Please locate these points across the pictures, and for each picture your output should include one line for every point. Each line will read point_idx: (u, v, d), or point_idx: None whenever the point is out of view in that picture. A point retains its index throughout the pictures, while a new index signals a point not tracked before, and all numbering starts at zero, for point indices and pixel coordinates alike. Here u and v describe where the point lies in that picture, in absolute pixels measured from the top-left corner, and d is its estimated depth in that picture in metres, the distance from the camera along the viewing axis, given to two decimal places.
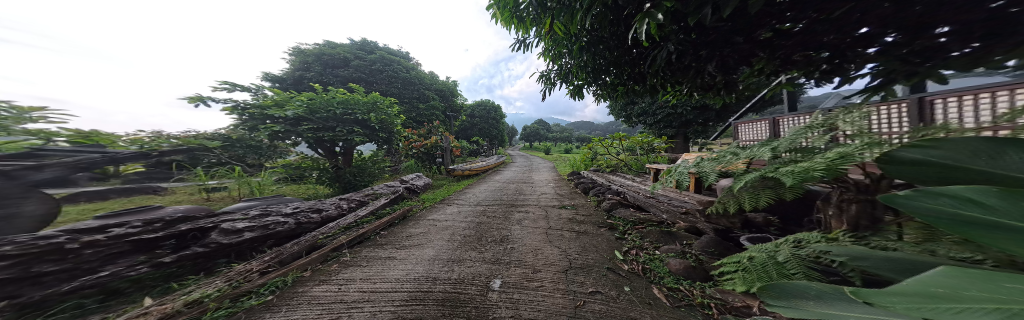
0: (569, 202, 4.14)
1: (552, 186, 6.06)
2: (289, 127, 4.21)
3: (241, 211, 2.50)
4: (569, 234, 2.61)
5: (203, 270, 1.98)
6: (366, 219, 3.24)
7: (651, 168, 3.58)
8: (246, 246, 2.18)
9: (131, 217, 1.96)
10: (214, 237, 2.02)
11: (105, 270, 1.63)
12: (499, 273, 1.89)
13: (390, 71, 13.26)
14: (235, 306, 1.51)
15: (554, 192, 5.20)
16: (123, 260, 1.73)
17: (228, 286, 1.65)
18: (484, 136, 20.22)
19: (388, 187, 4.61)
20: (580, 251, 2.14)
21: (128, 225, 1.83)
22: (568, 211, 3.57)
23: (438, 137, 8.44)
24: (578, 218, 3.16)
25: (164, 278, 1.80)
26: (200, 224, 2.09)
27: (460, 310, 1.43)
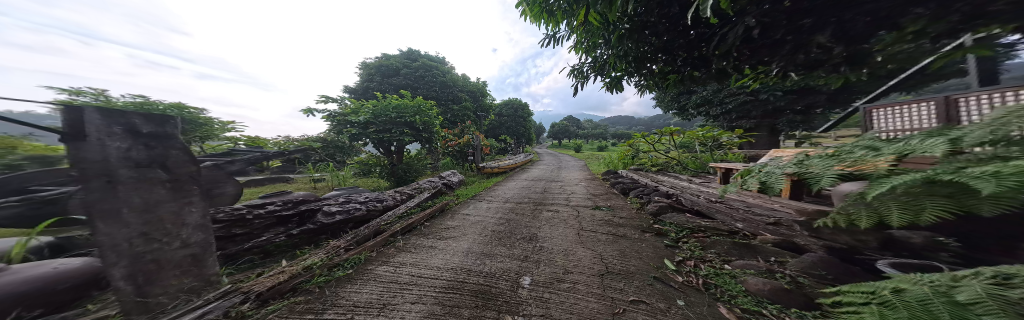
0: (607, 203, 3.84)
1: (585, 185, 5.74)
2: (360, 130, 5.12)
3: (334, 198, 3.18)
4: (605, 237, 2.42)
5: (311, 243, 2.55)
6: (413, 210, 3.68)
7: (717, 167, 3.01)
8: (336, 226, 2.74)
9: (276, 199, 2.76)
10: (320, 217, 2.61)
11: (263, 236, 2.29)
12: (527, 270, 1.91)
13: (431, 76, 14.67)
14: (329, 275, 1.90)
15: (589, 192, 4.91)
16: (274, 230, 2.40)
17: (326, 258, 2.09)
18: (514, 134, 20.50)
19: (430, 181, 5.11)
20: (618, 255, 1.97)
21: (275, 204, 2.54)
22: (606, 212, 3.31)
23: (471, 136, 8.96)
24: (616, 221, 2.91)
25: (292, 246, 2.42)
26: (311, 206, 2.69)
27: (492, 303, 1.48)
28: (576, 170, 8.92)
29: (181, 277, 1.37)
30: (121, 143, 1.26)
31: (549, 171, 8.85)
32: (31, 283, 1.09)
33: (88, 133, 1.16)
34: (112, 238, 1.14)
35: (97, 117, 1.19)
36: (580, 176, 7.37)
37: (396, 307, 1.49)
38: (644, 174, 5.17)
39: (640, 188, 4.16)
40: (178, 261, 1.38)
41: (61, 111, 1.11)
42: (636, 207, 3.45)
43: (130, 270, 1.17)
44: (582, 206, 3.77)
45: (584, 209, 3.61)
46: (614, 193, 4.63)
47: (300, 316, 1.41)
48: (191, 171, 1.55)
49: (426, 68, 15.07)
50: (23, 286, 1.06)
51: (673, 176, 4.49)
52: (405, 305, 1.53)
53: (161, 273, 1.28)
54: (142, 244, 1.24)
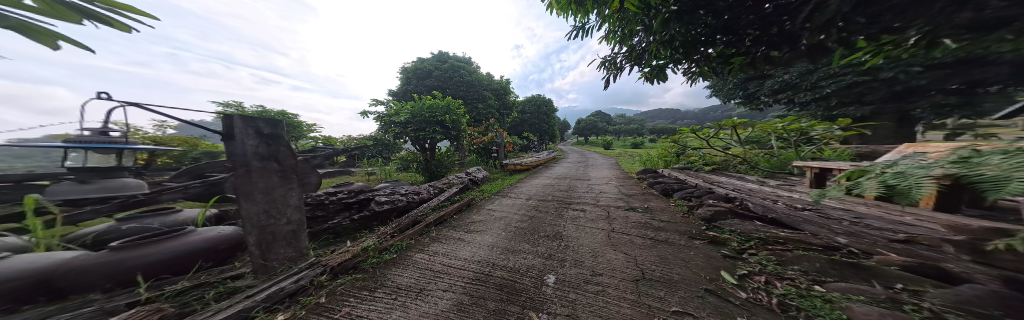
0: (646, 204, 3.51)
1: (616, 185, 5.37)
2: (400, 129, 5.68)
3: (381, 189, 3.60)
4: (641, 241, 2.22)
5: (365, 228, 2.94)
6: (444, 204, 3.93)
7: (811, 167, 2.40)
8: (384, 215, 3.10)
9: (339, 189, 3.25)
10: (372, 206, 2.99)
11: (332, 220, 2.75)
12: (551, 269, 1.88)
13: (458, 76, 15.37)
14: (379, 257, 2.16)
15: (623, 192, 4.55)
16: (339, 215, 2.85)
17: (377, 242, 2.37)
18: (537, 131, 20.30)
19: (458, 177, 5.38)
20: (658, 262, 1.78)
21: (339, 193, 3.01)
22: (643, 214, 3.03)
23: (495, 134, 9.13)
24: (655, 224, 2.64)
25: (352, 229, 2.84)
26: (365, 196, 3.10)
27: (516, 297, 1.50)
28: (607, 168, 8.36)
29: (288, 247, 1.79)
30: (254, 140, 1.54)
31: (577, 169, 8.47)
32: (208, 242, 1.84)
33: (234, 133, 1.45)
34: (246, 213, 1.52)
35: (238, 122, 1.46)
36: (612, 175, 6.88)
37: (429, 293, 1.62)
38: (692, 174, 4.60)
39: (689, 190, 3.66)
40: (284, 235, 1.75)
41: (221, 118, 1.43)
42: (684, 210, 3.06)
43: (258, 238, 1.59)
44: (614, 207, 3.52)
45: (616, 209, 3.37)
46: (654, 194, 4.19)
47: (357, 292, 1.65)
48: (298, 162, 1.79)
49: (454, 69, 15.72)
50: (200, 245, 1.78)
51: (731, 177, 3.85)
52: (437, 291, 1.65)
53: (276, 244, 1.70)
54: (265, 219, 1.62)
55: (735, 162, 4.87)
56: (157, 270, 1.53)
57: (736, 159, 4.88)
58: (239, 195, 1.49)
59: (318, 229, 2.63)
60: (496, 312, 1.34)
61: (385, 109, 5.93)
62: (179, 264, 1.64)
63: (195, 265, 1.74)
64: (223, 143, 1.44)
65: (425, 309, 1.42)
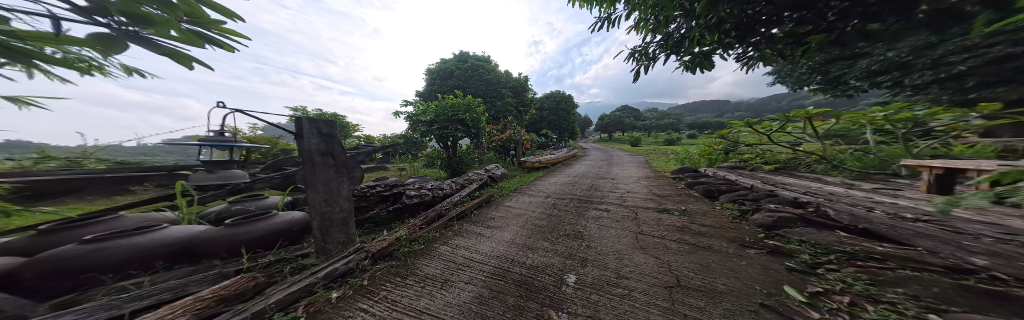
0: (685, 207, 3.19)
1: (643, 184, 5.04)
2: (426, 127, 6.04)
3: (411, 184, 3.87)
4: (677, 246, 2.02)
5: (397, 219, 3.20)
6: (465, 199, 4.07)
7: (940, 169, 1.85)
8: (413, 208, 3.33)
9: (375, 183, 3.57)
10: (403, 199, 3.24)
11: (371, 210, 3.04)
12: (572, 269, 1.82)
13: (477, 75, 15.71)
14: (409, 247, 2.33)
15: (656, 192, 4.19)
16: (377, 206, 3.14)
17: (408, 233, 2.56)
18: (555, 128, 19.79)
19: (478, 173, 5.52)
20: (698, 269, 1.60)
21: (376, 186, 3.31)
22: (681, 217, 2.77)
23: (513, 132, 9.12)
24: (696, 229, 2.38)
25: (388, 220, 3.12)
26: (398, 190, 3.36)
27: (535, 294, 1.50)
28: (633, 167, 7.84)
29: (341, 233, 2.01)
30: (317, 139, 1.75)
31: (602, 167, 8.06)
32: (291, 225, 2.24)
33: (303, 133, 1.66)
34: (311, 202, 1.76)
35: (306, 123, 1.67)
36: (642, 173, 6.40)
37: (452, 284, 1.70)
38: (750, 174, 4.05)
39: (742, 193, 3.17)
40: (337, 222, 1.98)
41: (293, 120, 1.65)
42: (735, 216, 2.68)
43: (319, 224, 1.84)
44: (644, 208, 3.28)
45: (647, 211, 3.15)
46: (694, 196, 3.77)
47: (391, 278, 1.81)
48: (349, 158, 1.97)
49: (474, 68, 16.07)
50: (284, 226, 2.16)
51: (798, 179, 3.27)
52: (459, 283, 1.72)
53: (333, 229, 1.95)
54: (324, 207, 1.86)
55: (807, 160, 4.28)
56: (252, 245, 1.93)
57: (811, 157, 4.28)
58: (305, 186, 1.71)
59: (360, 218, 2.94)
60: (515, 307, 1.36)
61: (413, 109, 6.36)
62: (267, 241, 2.05)
63: (277, 243, 2.12)
64: (294, 141, 1.66)
65: (448, 300, 1.48)
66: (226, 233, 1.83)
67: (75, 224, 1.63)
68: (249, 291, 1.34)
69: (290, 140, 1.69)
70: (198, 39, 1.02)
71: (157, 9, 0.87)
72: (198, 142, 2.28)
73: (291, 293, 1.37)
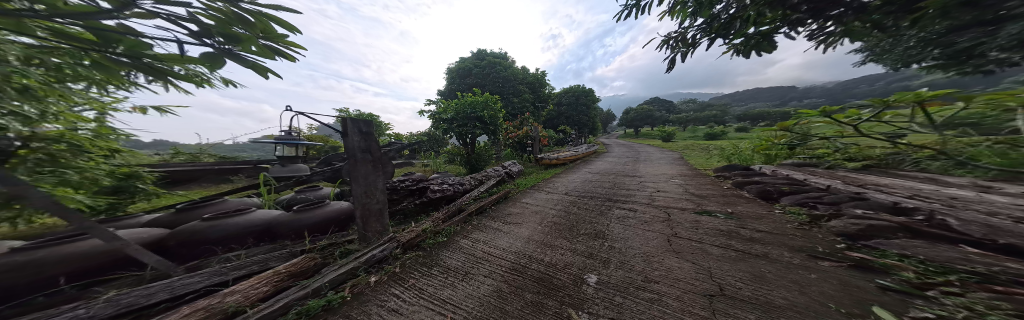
0: (731, 209, 2.84)
1: (673, 183, 4.65)
2: (446, 125, 6.32)
3: (435, 179, 4.08)
4: (720, 252, 1.82)
5: (424, 212, 3.42)
6: (484, 195, 4.16)
7: None
8: (437, 201, 3.51)
9: (405, 178, 3.84)
10: (429, 194, 3.44)
11: (402, 203, 3.32)
12: (593, 268, 1.76)
13: (494, 73, 15.80)
14: (434, 239, 2.47)
15: (695, 193, 3.79)
16: (406, 200, 3.41)
17: (433, 225, 2.70)
18: (574, 123, 19.09)
19: (496, 170, 5.58)
20: (747, 279, 1.41)
21: (406, 181, 3.57)
22: (727, 221, 2.48)
23: (529, 128, 8.99)
24: (746, 235, 2.11)
25: (416, 212, 3.35)
26: (424, 185, 3.59)
27: (554, 292, 1.47)
28: (661, 165, 7.23)
29: (377, 222, 2.20)
30: (358, 137, 1.92)
31: (629, 164, 7.56)
32: (342, 214, 2.59)
33: (347, 130, 1.84)
34: (354, 193, 1.95)
35: (349, 122, 1.85)
36: (676, 172, 5.86)
37: (471, 277, 1.76)
38: (818, 173, 3.45)
39: (815, 196, 2.70)
40: (375, 212, 2.17)
41: (339, 120, 1.84)
42: (803, 221, 2.30)
43: (361, 213, 2.04)
44: (679, 209, 3.02)
45: (682, 212, 2.89)
46: (743, 198, 3.31)
47: (417, 267, 1.93)
48: (384, 154, 2.13)
49: (492, 65, 16.15)
50: (337, 215, 2.52)
51: (902, 180, 2.65)
52: (479, 276, 1.77)
53: (372, 219, 2.15)
54: (364, 198, 2.05)
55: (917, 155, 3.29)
56: (314, 229, 2.33)
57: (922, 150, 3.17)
58: (350, 179, 1.91)
59: (392, 210, 3.22)
60: (533, 303, 1.35)
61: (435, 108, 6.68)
62: (324, 227, 2.42)
63: (330, 229, 2.49)
64: (341, 138, 1.85)
65: (467, 292, 1.54)
66: (296, 217, 2.27)
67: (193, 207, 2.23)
68: (308, 271, 1.68)
69: (338, 138, 1.89)
70: (270, 52, 1.15)
71: (240, 28, 1.01)
72: (273, 140, 2.71)
73: (336, 275, 1.60)
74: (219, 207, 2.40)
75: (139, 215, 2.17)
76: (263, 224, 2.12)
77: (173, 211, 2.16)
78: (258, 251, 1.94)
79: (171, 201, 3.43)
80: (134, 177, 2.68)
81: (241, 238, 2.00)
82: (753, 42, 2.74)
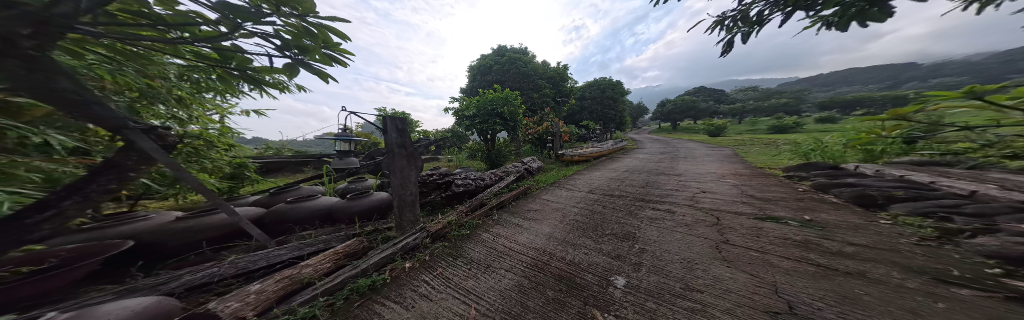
0: (809, 216, 2.35)
1: (714, 184, 4.14)
2: (469, 122, 6.55)
3: (459, 174, 4.28)
4: (792, 266, 1.53)
5: (450, 204, 3.64)
6: (504, 190, 4.21)
7: None
8: (462, 195, 3.69)
9: (432, 172, 4.11)
10: (454, 187, 3.63)
11: (431, 195, 3.60)
12: (622, 271, 1.66)
13: (514, 68, 15.77)
14: (458, 231, 2.59)
15: (756, 195, 3.24)
16: (434, 192, 3.67)
17: (459, 218, 2.83)
18: (597, 118, 18.03)
19: (516, 165, 5.58)
20: (834, 301, 1.14)
21: (435, 175, 3.82)
22: (803, 230, 2.07)
23: (550, 123, 8.75)
24: (832, 248, 1.73)
25: (442, 204, 3.58)
26: (449, 179, 3.80)
27: (576, 291, 1.43)
28: (701, 163, 6.43)
29: (411, 212, 2.39)
30: (395, 133, 2.10)
31: (667, 162, 6.90)
32: (384, 202, 2.95)
33: (387, 127, 2.02)
34: (393, 185, 2.16)
35: (388, 120, 2.03)
36: (726, 171, 5.16)
37: (494, 270, 1.80)
38: (929, 175, 2.70)
39: (947, 204, 2.02)
40: (410, 203, 2.36)
41: (379, 119, 2.03)
42: (924, 236, 1.76)
43: (399, 204, 2.26)
44: (732, 213, 2.65)
45: (737, 216, 2.53)
46: (829, 203, 2.69)
47: (444, 257, 2.05)
48: (416, 148, 2.28)
49: (512, 61, 16.03)
50: (380, 203, 2.89)
51: None
52: (501, 270, 1.80)
53: (409, 209, 2.36)
54: (401, 189, 2.25)
55: None
56: (364, 216, 2.74)
57: None
58: (389, 172, 2.12)
59: (423, 202, 3.51)
60: (555, 301, 1.34)
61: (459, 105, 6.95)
62: (371, 213, 2.81)
63: (374, 216, 2.85)
64: (382, 135, 2.05)
65: (490, 284, 1.59)
66: (350, 204, 2.71)
67: (281, 192, 2.92)
68: (360, 251, 1.97)
69: (379, 134, 2.10)
70: (330, 59, 1.30)
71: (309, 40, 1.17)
72: (335, 136, 3.67)
73: (379, 258, 1.82)
74: (296, 193, 3.05)
75: (246, 197, 2.93)
76: (326, 209, 2.62)
77: (270, 194, 2.87)
78: (322, 231, 2.41)
79: (261, 187, 4.34)
80: (243, 166, 3.53)
81: (311, 219, 2.53)
82: (854, 10, 2.21)
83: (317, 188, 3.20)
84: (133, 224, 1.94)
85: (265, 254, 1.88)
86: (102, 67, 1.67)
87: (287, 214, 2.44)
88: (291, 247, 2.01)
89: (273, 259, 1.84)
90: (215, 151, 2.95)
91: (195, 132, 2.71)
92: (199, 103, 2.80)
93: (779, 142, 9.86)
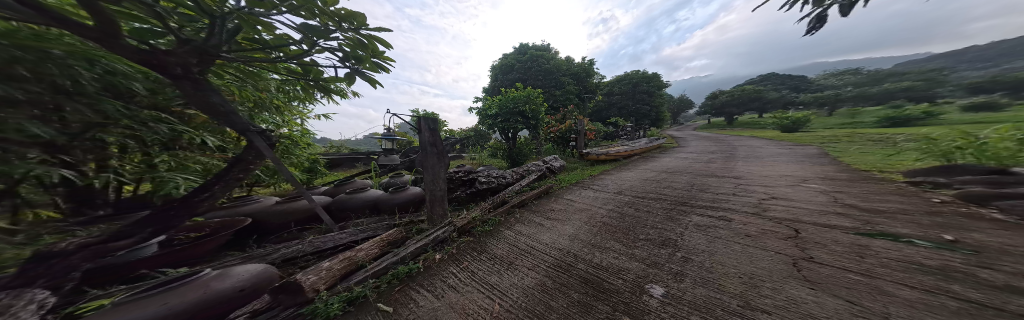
0: (947, 235, 1.68)
1: (779, 190, 3.40)
2: (491, 120, 6.66)
3: (483, 171, 4.40)
4: (907, 295, 1.00)
5: (475, 200, 3.77)
6: (526, 188, 4.16)
7: None
8: (485, 192, 3.79)
9: (459, 169, 4.31)
10: (478, 184, 3.75)
11: (458, 192, 3.81)
12: (658, 279, 1.43)
13: (536, 66, 15.47)
14: (482, 227, 2.65)
15: (855, 206, 2.49)
16: (461, 189, 3.87)
17: (482, 214, 2.90)
18: (628, 115, 16.50)
19: (537, 164, 5.44)
20: None
21: (461, 172, 4.00)
22: (941, 253, 1.40)
23: (574, 121, 8.31)
24: (993, 280, 1.06)
25: (468, 200, 3.74)
26: (474, 176, 3.95)
27: (604, 295, 1.31)
28: (762, 165, 5.33)
29: (441, 207, 2.54)
30: (428, 132, 2.25)
31: (721, 163, 5.88)
32: (419, 197, 3.24)
33: (421, 127, 2.19)
34: (426, 180, 2.34)
35: (422, 120, 2.18)
36: (807, 175, 4.13)
37: (516, 267, 1.79)
38: None
39: None
40: (440, 198, 2.51)
41: (415, 119, 2.20)
42: None
43: (431, 198, 2.44)
44: (817, 225, 2.09)
45: (825, 229, 1.99)
46: (986, 221, 1.89)
47: (469, 251, 2.12)
48: (445, 146, 2.40)
49: (534, 58, 15.69)
50: (416, 197, 3.19)
51: None
52: (524, 268, 1.78)
53: (440, 204, 2.53)
54: (433, 185, 2.42)
55: None
56: (404, 208, 3.06)
57: None
58: (422, 168, 2.31)
59: (450, 197, 3.73)
60: (580, 304, 1.24)
61: (482, 105, 7.17)
62: (409, 206, 3.12)
63: (411, 208, 3.15)
64: (417, 133, 2.23)
65: (513, 281, 1.58)
66: (392, 196, 3.05)
67: (340, 184, 3.48)
68: (399, 240, 2.23)
69: (414, 133, 2.28)
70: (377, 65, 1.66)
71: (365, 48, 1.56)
72: (380, 135, 4.17)
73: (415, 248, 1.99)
74: (350, 185, 3.59)
75: (317, 188, 3.58)
76: (372, 200, 3.00)
77: (333, 185, 3.45)
78: (371, 220, 2.75)
79: (324, 179, 5.23)
80: (314, 161, 4.34)
81: (362, 209, 2.92)
82: None
83: (364, 181, 3.69)
84: (250, 205, 2.57)
85: (331, 237, 2.28)
86: (230, 82, 2.27)
87: (346, 204, 2.89)
88: (349, 233, 2.38)
89: (337, 241, 2.23)
90: (298, 149, 3.58)
91: (286, 133, 3.42)
92: (289, 110, 3.55)
93: (897, 137, 7.36)
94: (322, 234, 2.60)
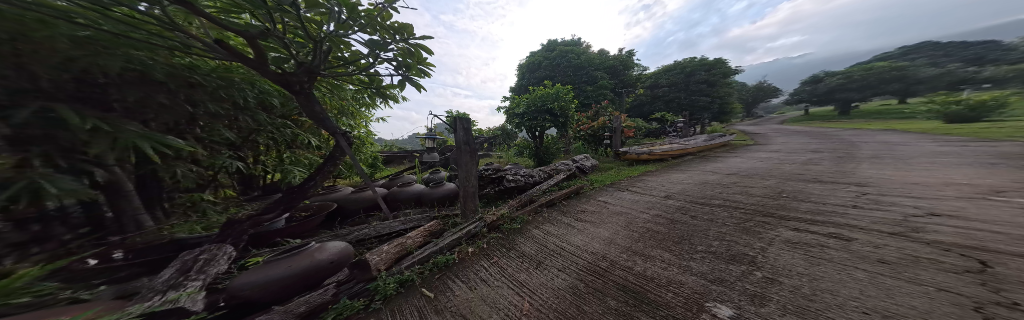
0: None
1: (928, 203, 2.35)
2: (518, 119, 6.73)
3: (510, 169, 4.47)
4: None
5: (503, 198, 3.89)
6: (554, 188, 4.04)
7: None
8: (513, 190, 3.86)
9: (488, 166, 4.50)
10: (506, 182, 3.84)
11: (488, 188, 3.99)
12: (726, 298, 1.16)
13: (565, 61, 14.73)
14: (511, 224, 2.72)
15: None
16: (490, 186, 4.04)
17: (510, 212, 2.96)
18: (678, 108, 14.03)
19: (565, 163, 5.19)
20: None
21: (490, 169, 4.16)
22: None
23: (608, 117, 7.62)
24: None
25: (496, 197, 3.88)
26: (502, 174, 4.06)
27: (647, 308, 1.16)
28: (894, 168, 3.78)
29: (472, 202, 2.71)
30: (462, 132, 2.41)
31: (823, 165, 4.39)
32: (454, 192, 3.54)
33: (458, 127, 2.38)
34: (461, 177, 2.53)
35: (458, 122, 2.36)
36: (994, 184, 2.70)
37: (546, 267, 1.78)
38: None
39: None
40: (471, 193, 2.69)
41: (452, 121, 2.39)
42: None
43: (465, 194, 2.63)
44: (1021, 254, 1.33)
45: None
46: None
47: (499, 247, 2.22)
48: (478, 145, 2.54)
49: (563, 54, 14.93)
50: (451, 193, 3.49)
51: None
52: (554, 268, 1.75)
53: (472, 200, 2.71)
54: (467, 181, 2.60)
55: None
56: (442, 202, 3.40)
57: None
58: (457, 165, 2.51)
59: (480, 193, 3.94)
60: (616, 312, 1.15)
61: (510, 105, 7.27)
62: (446, 200, 3.45)
63: (447, 202, 3.48)
64: (453, 133, 2.42)
65: (543, 280, 1.59)
66: (432, 191, 3.43)
67: (392, 179, 4.10)
68: (439, 231, 2.50)
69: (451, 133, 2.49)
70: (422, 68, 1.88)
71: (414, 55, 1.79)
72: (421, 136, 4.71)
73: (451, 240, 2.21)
74: (400, 180, 4.18)
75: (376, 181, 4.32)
76: (416, 194, 3.43)
77: (388, 179, 4.10)
78: (415, 211, 3.16)
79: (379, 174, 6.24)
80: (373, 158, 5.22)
81: (409, 201, 3.39)
82: None
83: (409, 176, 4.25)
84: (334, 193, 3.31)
85: (387, 224, 2.72)
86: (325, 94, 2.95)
87: (397, 196, 3.39)
88: (399, 221, 2.78)
89: (392, 227, 2.64)
90: (364, 148, 4.37)
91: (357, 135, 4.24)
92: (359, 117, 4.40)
93: None
94: (381, 220, 3.13)
